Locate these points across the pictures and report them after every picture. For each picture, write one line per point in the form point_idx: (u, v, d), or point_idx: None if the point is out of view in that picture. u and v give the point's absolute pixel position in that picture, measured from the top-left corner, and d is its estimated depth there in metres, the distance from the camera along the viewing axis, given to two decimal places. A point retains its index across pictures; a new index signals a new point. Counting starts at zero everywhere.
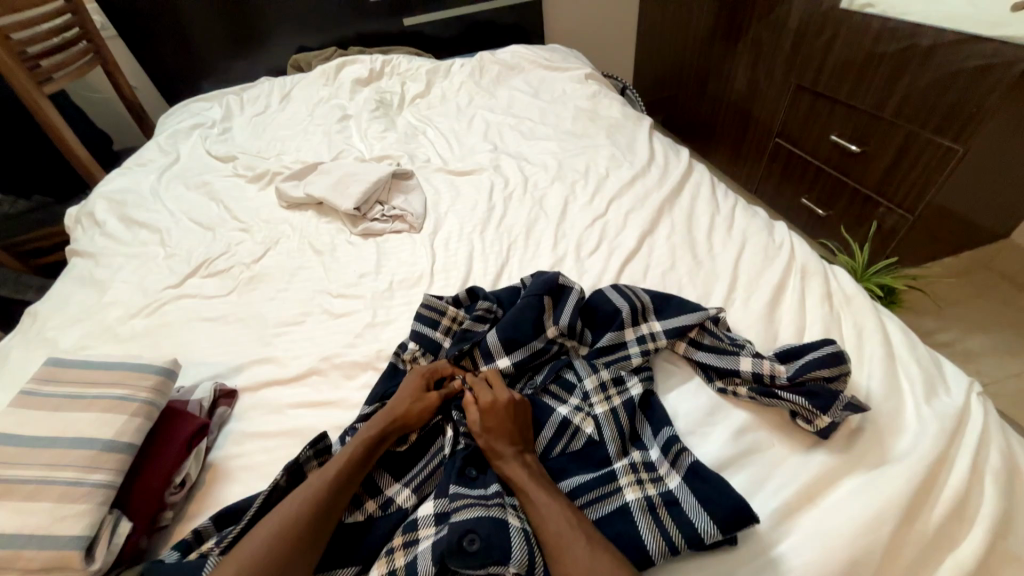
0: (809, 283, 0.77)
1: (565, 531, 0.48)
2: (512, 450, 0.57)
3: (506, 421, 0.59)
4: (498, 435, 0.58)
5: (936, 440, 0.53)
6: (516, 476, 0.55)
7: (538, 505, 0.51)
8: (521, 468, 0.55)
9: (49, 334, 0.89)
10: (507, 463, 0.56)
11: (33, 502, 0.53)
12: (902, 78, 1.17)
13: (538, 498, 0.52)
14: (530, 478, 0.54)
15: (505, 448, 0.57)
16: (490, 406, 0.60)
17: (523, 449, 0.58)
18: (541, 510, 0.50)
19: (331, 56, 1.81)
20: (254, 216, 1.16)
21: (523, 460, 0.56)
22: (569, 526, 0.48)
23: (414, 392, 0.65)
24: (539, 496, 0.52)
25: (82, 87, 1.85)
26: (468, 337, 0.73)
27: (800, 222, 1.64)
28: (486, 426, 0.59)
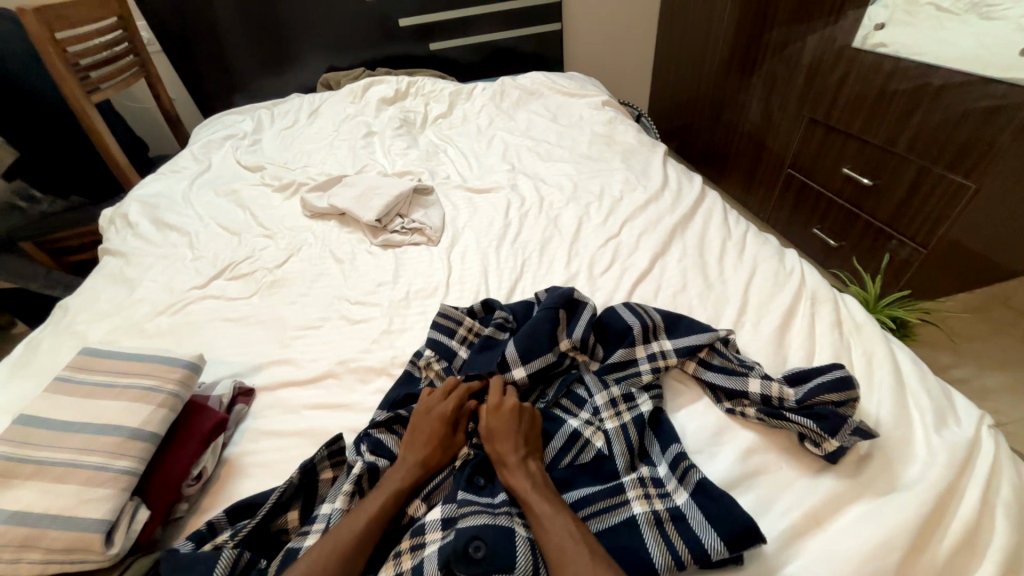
0: (819, 309, 0.78)
1: (568, 546, 0.48)
2: (521, 458, 0.58)
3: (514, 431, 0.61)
4: (504, 445, 0.59)
5: (945, 469, 0.53)
6: (520, 484, 0.55)
7: (543, 516, 0.51)
8: (527, 473, 0.56)
9: (78, 328, 0.93)
10: (514, 471, 0.57)
11: (61, 484, 0.56)
12: (914, 115, 1.20)
13: (544, 511, 0.52)
14: (536, 487, 0.55)
15: (510, 456, 0.58)
16: (500, 416, 0.62)
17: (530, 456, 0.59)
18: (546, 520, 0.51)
19: (359, 76, 1.89)
20: (280, 224, 1.20)
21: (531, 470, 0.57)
22: (571, 540, 0.49)
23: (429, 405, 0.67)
24: (545, 505, 0.52)
25: (124, 97, 1.96)
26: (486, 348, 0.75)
27: (813, 252, 1.65)
28: (495, 434, 0.61)
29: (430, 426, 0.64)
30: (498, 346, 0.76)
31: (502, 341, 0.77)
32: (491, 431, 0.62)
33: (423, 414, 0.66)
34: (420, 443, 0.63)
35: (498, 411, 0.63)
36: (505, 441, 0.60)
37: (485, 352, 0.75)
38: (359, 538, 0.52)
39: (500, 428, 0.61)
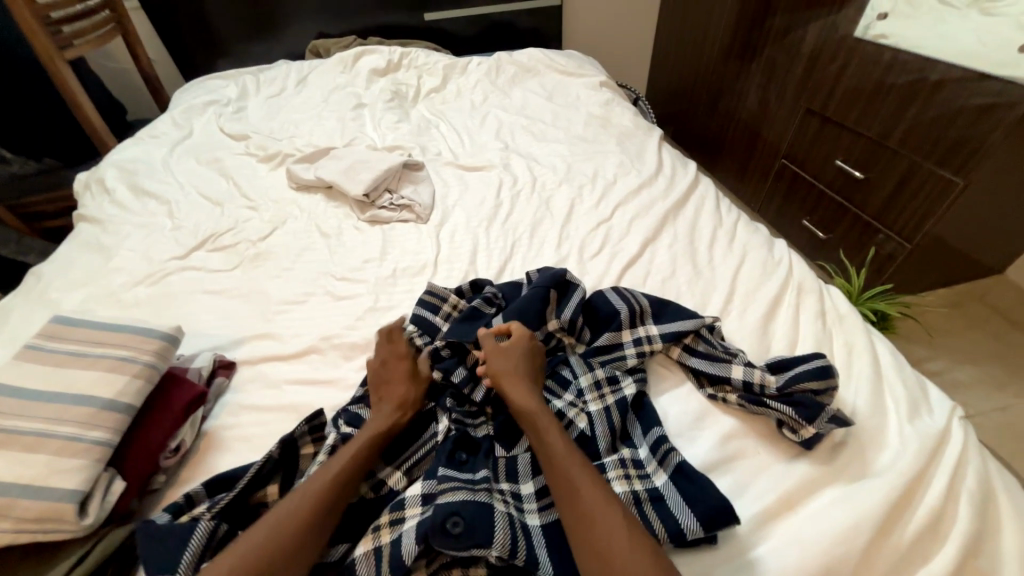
0: (804, 299, 0.78)
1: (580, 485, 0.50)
2: (534, 402, 0.60)
3: (523, 376, 0.63)
4: (513, 368, 0.63)
5: (916, 458, 0.55)
6: (539, 418, 0.58)
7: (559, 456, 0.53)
8: (541, 407, 0.59)
9: (51, 296, 0.90)
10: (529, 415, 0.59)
11: (33, 454, 0.54)
12: (908, 110, 1.20)
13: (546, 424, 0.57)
14: (551, 424, 0.57)
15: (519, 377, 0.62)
16: (514, 343, 0.67)
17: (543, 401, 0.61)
18: (561, 457, 0.53)
19: (350, 44, 1.82)
20: (264, 195, 1.17)
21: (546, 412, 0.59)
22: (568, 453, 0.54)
23: (400, 369, 0.68)
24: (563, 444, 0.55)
25: (100, 55, 1.86)
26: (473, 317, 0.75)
27: (801, 243, 1.66)
28: (504, 378, 0.63)
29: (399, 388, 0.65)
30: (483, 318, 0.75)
31: (488, 315, 0.76)
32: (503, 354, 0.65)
33: (389, 366, 0.68)
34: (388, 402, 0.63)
35: (502, 358, 0.65)
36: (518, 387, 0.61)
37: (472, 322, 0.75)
38: (333, 488, 0.53)
39: (508, 375, 0.63)
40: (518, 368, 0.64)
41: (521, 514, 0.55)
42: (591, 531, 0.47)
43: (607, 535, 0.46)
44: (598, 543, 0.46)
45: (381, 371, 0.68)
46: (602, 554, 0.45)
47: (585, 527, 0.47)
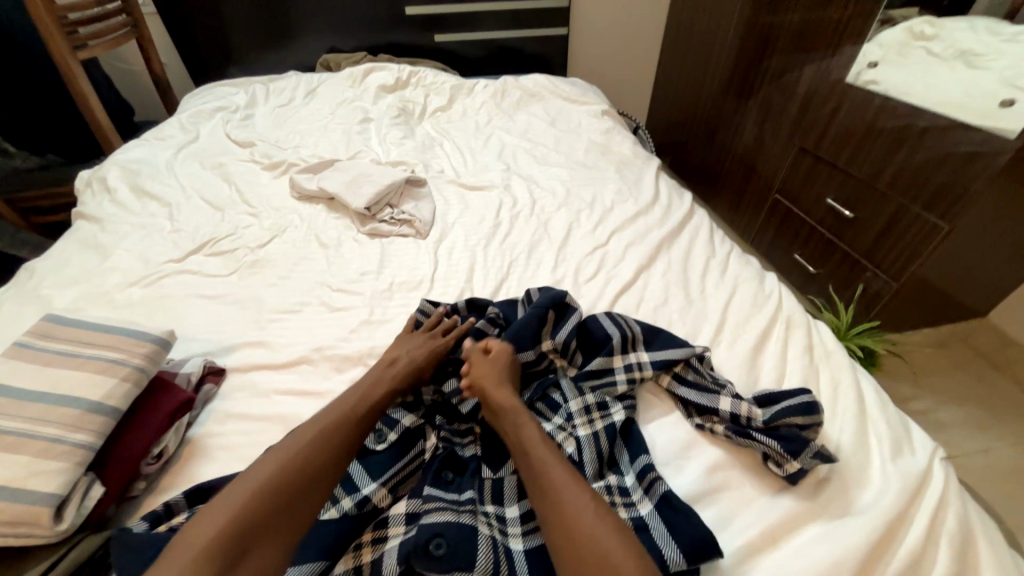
0: (793, 333, 0.80)
1: (564, 494, 0.51)
2: (520, 412, 0.61)
3: (507, 386, 0.65)
4: (493, 375, 0.66)
5: (898, 498, 0.55)
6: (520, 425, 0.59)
7: (544, 466, 0.54)
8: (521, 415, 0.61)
9: (43, 292, 0.90)
10: (514, 426, 0.59)
11: (12, 454, 0.53)
12: (896, 155, 1.24)
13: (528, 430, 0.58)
14: (532, 431, 0.58)
15: (500, 384, 0.65)
16: (497, 352, 0.70)
17: (528, 412, 0.62)
18: (546, 467, 0.54)
19: (360, 61, 1.87)
20: (266, 203, 1.18)
21: (532, 423, 0.59)
22: (547, 457, 0.55)
23: (419, 343, 0.75)
24: (548, 454, 0.55)
25: (113, 56, 1.89)
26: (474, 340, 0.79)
27: (792, 276, 1.70)
28: (488, 387, 0.64)
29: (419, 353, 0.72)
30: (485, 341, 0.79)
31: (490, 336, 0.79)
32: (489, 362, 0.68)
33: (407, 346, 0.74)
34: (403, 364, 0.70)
35: (486, 368, 0.67)
36: (503, 395, 0.63)
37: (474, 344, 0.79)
38: (354, 422, 0.60)
39: (492, 385, 0.64)
40: (502, 377, 0.66)
41: (504, 538, 0.54)
42: (573, 539, 0.47)
43: (590, 541, 0.46)
44: (580, 551, 0.46)
45: (401, 342, 0.75)
46: (584, 561, 0.45)
47: (569, 535, 0.48)
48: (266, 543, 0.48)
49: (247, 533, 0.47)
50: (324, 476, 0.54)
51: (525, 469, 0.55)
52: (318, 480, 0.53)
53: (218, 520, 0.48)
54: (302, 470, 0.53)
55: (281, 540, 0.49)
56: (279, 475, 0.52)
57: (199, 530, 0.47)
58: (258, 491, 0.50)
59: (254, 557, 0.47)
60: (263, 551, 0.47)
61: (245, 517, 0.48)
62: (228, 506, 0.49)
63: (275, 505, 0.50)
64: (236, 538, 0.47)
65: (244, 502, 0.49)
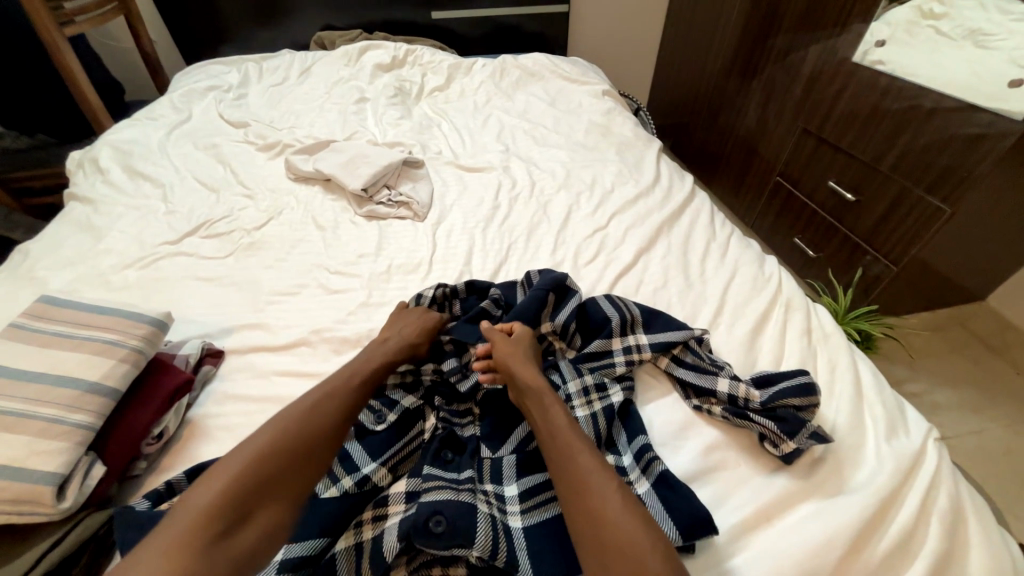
0: (792, 316, 0.80)
1: (588, 478, 0.50)
2: (544, 393, 0.60)
3: (532, 367, 0.64)
4: (518, 356, 0.66)
5: (891, 477, 0.56)
6: (546, 405, 0.59)
7: (570, 448, 0.53)
8: (546, 395, 0.60)
9: (37, 274, 0.89)
10: (540, 407, 0.59)
11: (12, 434, 0.54)
12: (900, 138, 1.23)
13: (553, 409, 0.58)
14: (557, 411, 0.58)
15: (525, 364, 0.65)
16: (519, 333, 0.70)
17: (554, 394, 0.61)
18: (572, 450, 0.53)
19: (356, 38, 1.82)
20: (261, 184, 1.16)
21: (558, 405, 0.58)
22: (574, 438, 0.54)
23: (414, 320, 0.76)
24: (574, 437, 0.55)
25: (101, 33, 1.84)
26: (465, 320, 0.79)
27: (792, 261, 1.70)
28: (513, 368, 0.64)
29: (412, 329, 0.74)
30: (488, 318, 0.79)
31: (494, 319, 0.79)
32: (513, 343, 0.68)
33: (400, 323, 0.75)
34: (396, 340, 0.71)
35: (510, 347, 0.68)
36: (528, 373, 0.63)
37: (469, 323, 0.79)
38: (343, 398, 0.60)
39: (518, 365, 0.64)
40: (528, 358, 0.66)
41: (503, 516, 0.55)
42: (598, 522, 0.47)
43: (612, 524, 0.46)
44: (603, 533, 0.46)
45: (392, 320, 0.76)
46: (607, 544, 0.45)
47: (591, 519, 0.47)
48: (269, 505, 0.48)
49: (249, 497, 0.48)
50: (327, 442, 0.55)
51: (550, 450, 0.55)
52: (318, 446, 0.54)
53: (220, 482, 0.48)
54: (306, 437, 0.54)
55: (286, 503, 0.49)
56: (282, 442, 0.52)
57: (205, 490, 0.47)
58: (256, 457, 0.50)
59: (257, 519, 0.47)
60: (267, 513, 0.48)
61: (246, 481, 0.48)
62: (229, 470, 0.49)
63: (268, 475, 0.50)
64: (239, 501, 0.47)
65: (236, 473, 0.49)
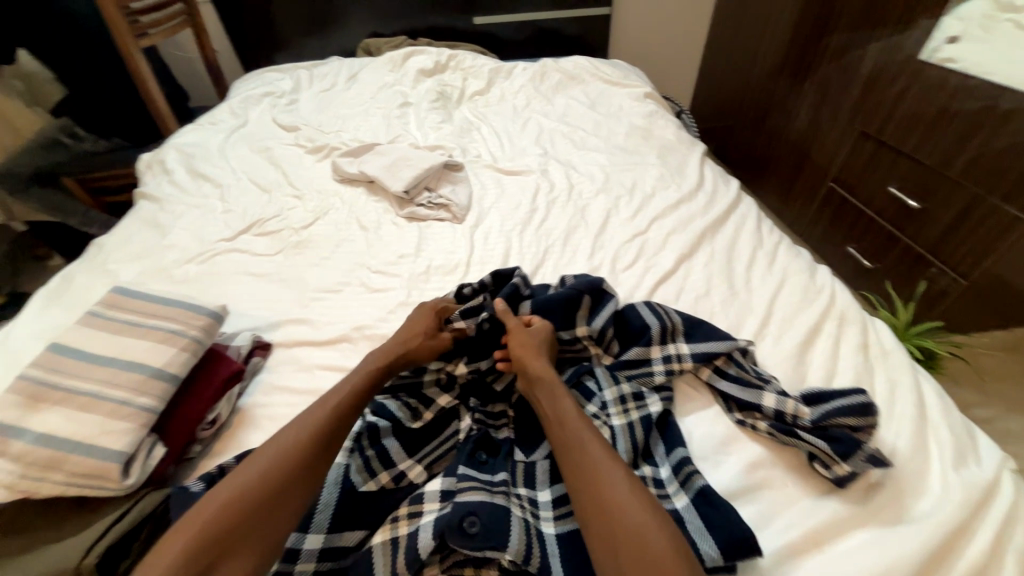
0: (846, 330, 0.75)
1: (596, 469, 0.50)
2: (558, 385, 0.61)
3: (541, 359, 0.65)
4: (530, 350, 0.66)
5: (960, 509, 0.52)
6: (557, 397, 0.60)
7: (580, 439, 0.54)
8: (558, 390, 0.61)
9: (110, 267, 0.97)
10: (550, 400, 0.60)
11: (87, 413, 0.59)
12: (972, 141, 1.13)
13: (565, 402, 0.59)
14: (568, 403, 0.59)
15: (537, 358, 0.65)
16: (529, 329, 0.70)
17: (564, 386, 0.62)
18: (582, 440, 0.54)
19: (400, 45, 1.88)
20: (309, 185, 1.21)
21: (568, 398, 0.60)
22: (586, 428, 0.55)
23: (409, 324, 0.73)
24: (586, 431, 0.55)
25: (170, 45, 1.99)
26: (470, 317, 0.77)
27: (844, 271, 1.60)
28: (524, 362, 0.65)
29: (404, 335, 0.71)
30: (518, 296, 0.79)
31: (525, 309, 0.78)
32: (523, 341, 0.68)
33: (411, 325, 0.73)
34: (384, 349, 0.69)
35: (525, 340, 0.68)
36: (540, 366, 0.63)
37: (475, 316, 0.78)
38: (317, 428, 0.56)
39: (529, 359, 0.65)
40: (541, 351, 0.67)
41: (537, 521, 0.55)
42: (608, 512, 0.47)
43: (623, 514, 0.46)
44: (614, 522, 0.46)
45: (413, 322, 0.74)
46: (618, 533, 0.45)
47: (600, 509, 0.48)
48: (238, 555, 0.47)
49: (216, 545, 0.46)
50: (299, 480, 0.52)
51: (558, 443, 0.56)
52: (283, 488, 0.51)
53: (229, 489, 0.50)
54: (273, 479, 0.51)
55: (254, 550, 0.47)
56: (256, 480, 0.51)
57: (210, 501, 0.49)
58: (228, 500, 0.49)
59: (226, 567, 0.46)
60: (236, 562, 0.46)
61: (209, 536, 0.47)
62: (204, 511, 0.48)
63: (231, 525, 0.48)
64: (206, 550, 0.46)
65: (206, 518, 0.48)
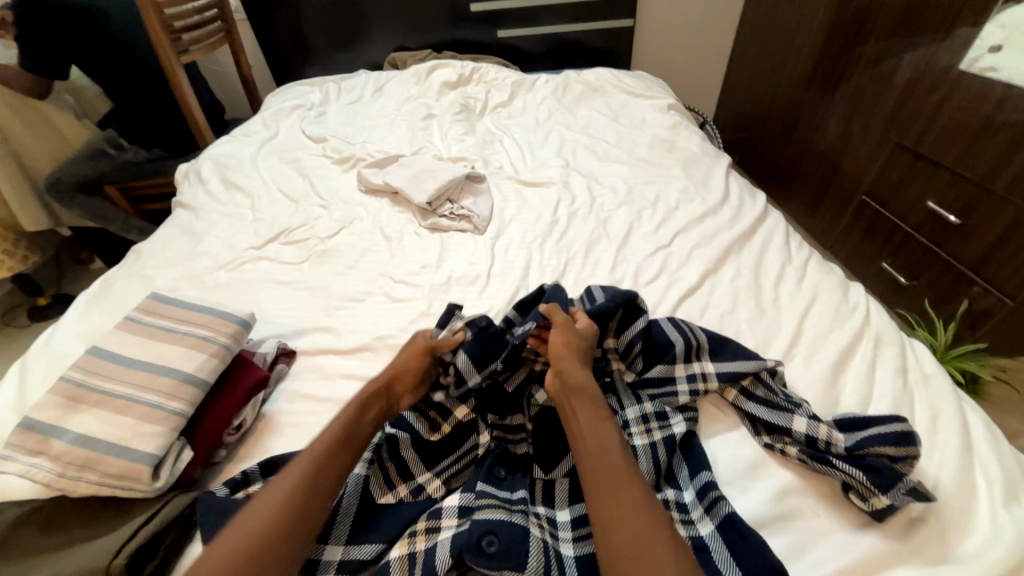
0: (882, 352, 0.72)
1: (638, 504, 0.48)
2: (598, 402, 0.59)
3: (585, 368, 0.63)
4: (571, 351, 0.64)
5: (1012, 551, 0.48)
6: (596, 417, 0.57)
7: (617, 468, 0.52)
8: (596, 409, 0.58)
9: (147, 273, 1.01)
10: (592, 416, 0.57)
11: (121, 415, 0.61)
12: (1019, 153, 1.08)
13: (602, 423, 0.57)
14: (606, 426, 0.56)
15: (578, 365, 0.63)
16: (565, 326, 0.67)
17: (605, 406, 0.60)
18: (617, 470, 0.51)
19: (426, 58, 1.92)
20: (335, 196, 1.24)
21: (611, 422, 0.57)
22: (623, 458, 0.53)
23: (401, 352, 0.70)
24: (621, 461, 0.53)
25: (209, 60, 2.08)
26: (449, 326, 0.76)
27: (878, 288, 1.54)
28: (566, 365, 0.62)
29: (402, 359, 0.68)
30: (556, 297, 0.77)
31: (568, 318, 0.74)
32: (564, 340, 0.65)
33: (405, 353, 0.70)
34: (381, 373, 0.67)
35: (571, 336, 0.66)
36: (581, 375, 0.61)
37: (451, 324, 0.76)
38: (312, 469, 0.53)
39: (575, 366, 0.62)
40: (581, 356, 0.64)
41: (555, 542, 0.54)
42: (639, 555, 0.44)
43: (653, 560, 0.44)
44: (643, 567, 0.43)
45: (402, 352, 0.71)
46: None
47: (632, 551, 0.45)
48: None
49: None
50: (292, 530, 0.49)
51: (594, 460, 0.53)
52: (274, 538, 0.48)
53: (260, 515, 0.49)
54: (272, 526, 0.48)
55: None
56: (268, 516, 0.49)
57: (237, 531, 0.48)
58: (239, 544, 0.47)
59: None
60: None
61: None
62: (229, 541, 0.47)
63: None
64: None
65: (223, 555, 0.46)
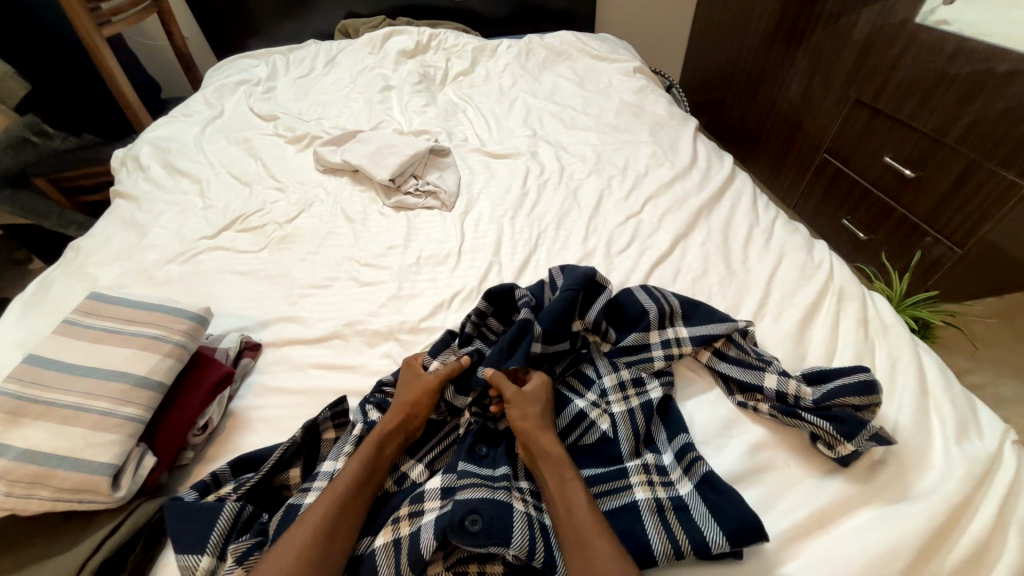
0: (846, 305, 0.74)
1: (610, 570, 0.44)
2: (566, 466, 0.54)
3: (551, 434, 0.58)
4: (531, 411, 0.60)
5: (962, 484, 0.52)
6: (565, 481, 0.53)
7: (590, 534, 0.47)
8: (561, 474, 0.53)
9: (89, 270, 0.93)
10: (558, 481, 0.53)
11: (70, 426, 0.57)
12: (973, 103, 1.10)
13: (574, 487, 0.52)
14: (576, 488, 0.52)
15: (536, 427, 0.58)
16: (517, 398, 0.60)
17: (573, 466, 0.55)
18: (590, 540, 0.47)
19: (379, 25, 1.80)
20: (291, 177, 1.17)
21: (577, 483, 0.52)
22: (597, 525, 0.48)
23: (406, 386, 0.64)
24: (594, 524, 0.48)
25: (138, 34, 1.90)
26: (443, 355, 0.69)
27: (840, 245, 1.59)
28: (527, 437, 0.58)
29: (414, 393, 0.62)
30: (528, 336, 0.66)
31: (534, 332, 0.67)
32: (520, 414, 0.59)
33: (404, 387, 0.64)
34: (393, 408, 0.61)
35: (525, 408, 0.60)
36: (546, 443, 0.56)
37: (445, 353, 0.69)
38: (319, 541, 0.48)
39: (537, 428, 0.58)
40: (544, 419, 0.60)
41: (539, 514, 0.54)
42: None
43: None
44: None
45: (403, 381, 0.65)
46: None
47: None
48: None
49: None
50: None
51: (563, 527, 0.49)
52: None
53: None
54: None
55: None
56: None
57: None
58: None
59: None
60: None
61: None
62: None
63: None
64: None
65: None
